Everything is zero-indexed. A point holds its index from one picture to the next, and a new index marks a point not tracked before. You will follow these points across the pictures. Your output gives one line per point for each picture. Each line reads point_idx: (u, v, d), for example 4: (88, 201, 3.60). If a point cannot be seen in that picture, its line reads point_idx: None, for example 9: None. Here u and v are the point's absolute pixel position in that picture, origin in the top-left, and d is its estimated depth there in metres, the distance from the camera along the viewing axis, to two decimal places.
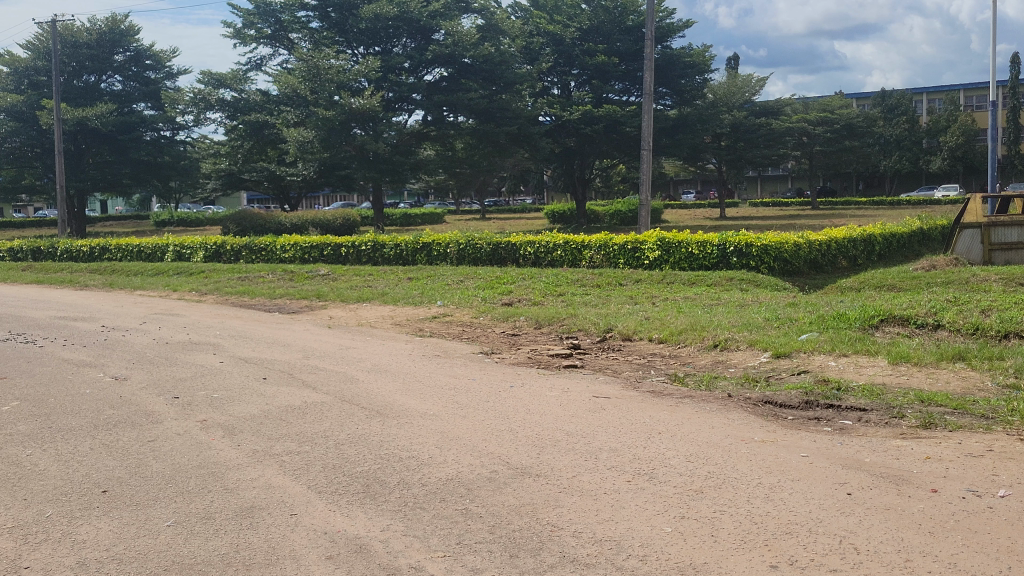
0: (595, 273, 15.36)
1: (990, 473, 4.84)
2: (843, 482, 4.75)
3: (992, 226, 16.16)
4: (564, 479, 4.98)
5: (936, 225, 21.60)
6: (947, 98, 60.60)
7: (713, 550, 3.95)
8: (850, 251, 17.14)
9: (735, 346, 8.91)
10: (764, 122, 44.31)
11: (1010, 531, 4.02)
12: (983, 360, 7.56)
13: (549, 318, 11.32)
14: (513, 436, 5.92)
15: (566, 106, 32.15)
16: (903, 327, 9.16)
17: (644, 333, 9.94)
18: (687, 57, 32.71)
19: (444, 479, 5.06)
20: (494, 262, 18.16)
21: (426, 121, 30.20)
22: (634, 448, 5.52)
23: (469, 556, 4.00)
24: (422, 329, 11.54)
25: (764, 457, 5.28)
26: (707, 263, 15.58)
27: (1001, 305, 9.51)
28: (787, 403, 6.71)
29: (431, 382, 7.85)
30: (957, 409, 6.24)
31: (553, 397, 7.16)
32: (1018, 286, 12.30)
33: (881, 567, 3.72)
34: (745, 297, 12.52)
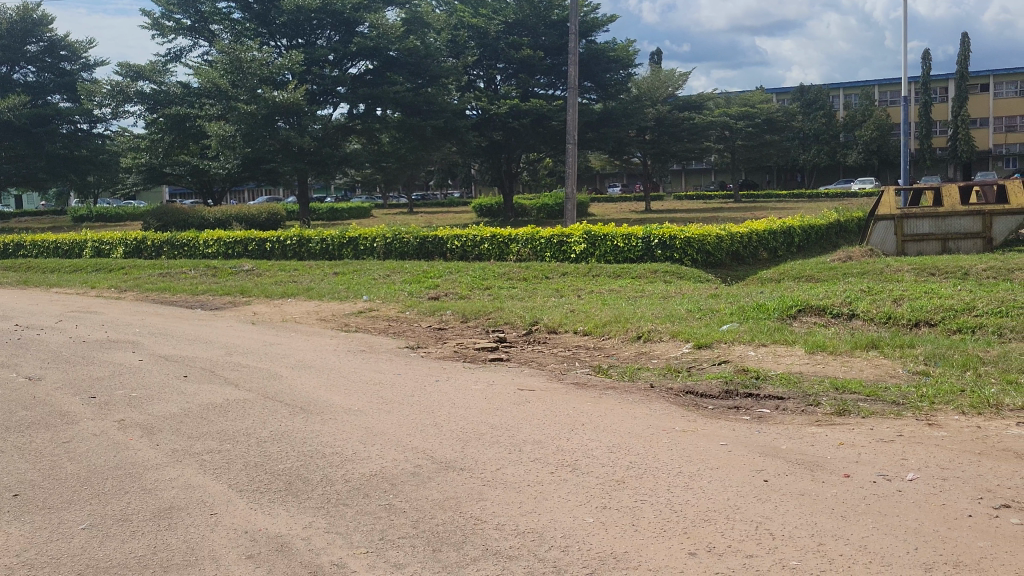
0: (521, 267, 15.36)
1: (899, 457, 4.99)
2: (760, 470, 4.85)
3: (904, 217, 16.63)
4: (487, 471, 4.99)
5: (852, 218, 22.16)
6: (863, 93, 62.16)
7: (634, 540, 3.99)
8: (770, 243, 17.49)
9: (658, 338, 9.02)
10: (688, 117, 44.92)
11: (918, 514, 4.14)
12: (895, 347, 7.79)
13: (475, 312, 11.30)
14: (437, 430, 5.90)
15: (493, 100, 32.18)
16: (819, 317, 9.38)
17: (569, 325, 10.01)
18: (611, 52, 33.00)
19: (367, 474, 5.03)
20: (421, 256, 18.07)
21: (352, 115, 29.91)
22: (558, 440, 5.56)
23: (392, 552, 3.98)
24: (348, 324, 11.43)
25: (684, 447, 5.35)
26: (631, 256, 15.75)
27: (913, 294, 9.81)
28: (707, 393, 6.82)
29: (356, 377, 7.79)
30: (870, 396, 6.41)
31: (477, 391, 7.17)
32: (930, 276, 12.68)
33: (796, 551, 3.80)
34: (669, 289, 12.70)
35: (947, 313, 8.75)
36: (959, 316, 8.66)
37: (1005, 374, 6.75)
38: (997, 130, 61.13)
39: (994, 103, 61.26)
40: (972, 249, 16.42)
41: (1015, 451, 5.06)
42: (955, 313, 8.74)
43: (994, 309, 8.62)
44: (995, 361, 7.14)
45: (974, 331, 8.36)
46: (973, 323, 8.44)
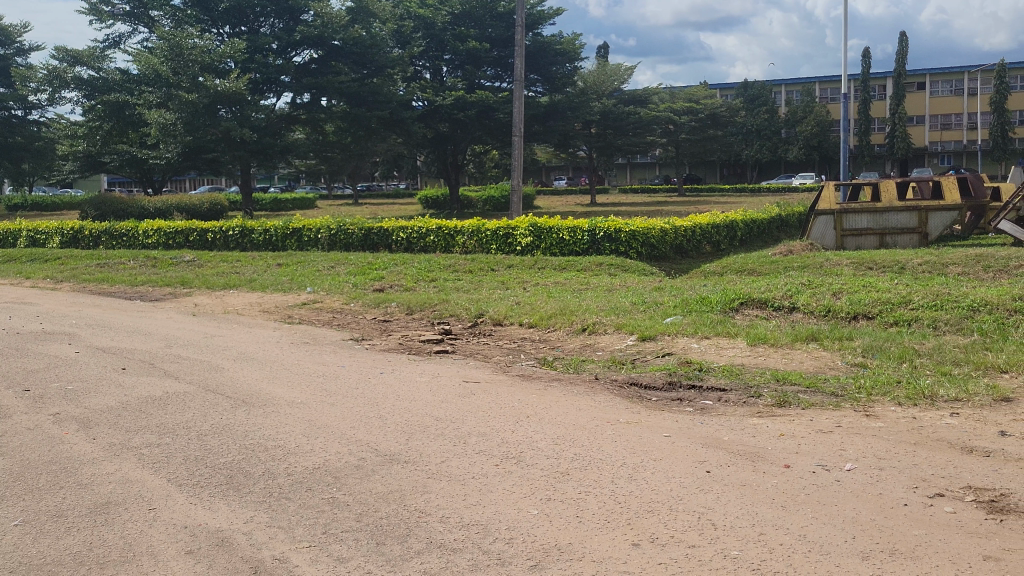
0: (467, 259, 15.32)
1: (838, 448, 5.08)
2: (702, 461, 4.91)
3: (843, 212, 16.93)
4: (432, 464, 4.97)
5: (793, 212, 22.49)
6: (804, 89, 63.14)
7: (578, 531, 4.01)
8: (713, 237, 17.70)
9: (602, 330, 9.07)
10: (633, 110, 45.21)
11: (856, 504, 4.22)
12: (834, 340, 7.93)
13: (420, 304, 11.25)
14: (382, 423, 5.86)
15: (439, 91, 32.06)
16: (761, 310, 9.52)
17: (514, 317, 10.01)
18: (557, 45, 33.10)
19: (311, 467, 4.98)
20: (366, 247, 17.96)
21: (296, 104, 29.54)
22: (502, 432, 5.56)
23: (335, 546, 3.95)
24: (291, 315, 11.30)
25: (628, 439, 5.38)
26: (577, 248, 15.78)
27: (852, 288, 9.98)
28: (650, 384, 6.87)
29: (300, 369, 7.70)
30: (809, 387, 6.52)
31: (422, 383, 7.14)
32: (868, 270, 12.94)
33: (738, 541, 3.84)
34: (613, 282, 12.77)
35: (884, 307, 8.93)
36: (895, 310, 8.85)
37: (940, 366, 6.91)
38: (933, 128, 62.58)
39: (930, 101, 62.68)
40: (908, 244, 16.76)
41: (950, 441, 5.18)
42: (892, 306, 8.92)
43: (930, 302, 8.81)
44: (931, 353, 7.30)
45: (910, 324, 8.55)
46: (908, 316, 8.63)
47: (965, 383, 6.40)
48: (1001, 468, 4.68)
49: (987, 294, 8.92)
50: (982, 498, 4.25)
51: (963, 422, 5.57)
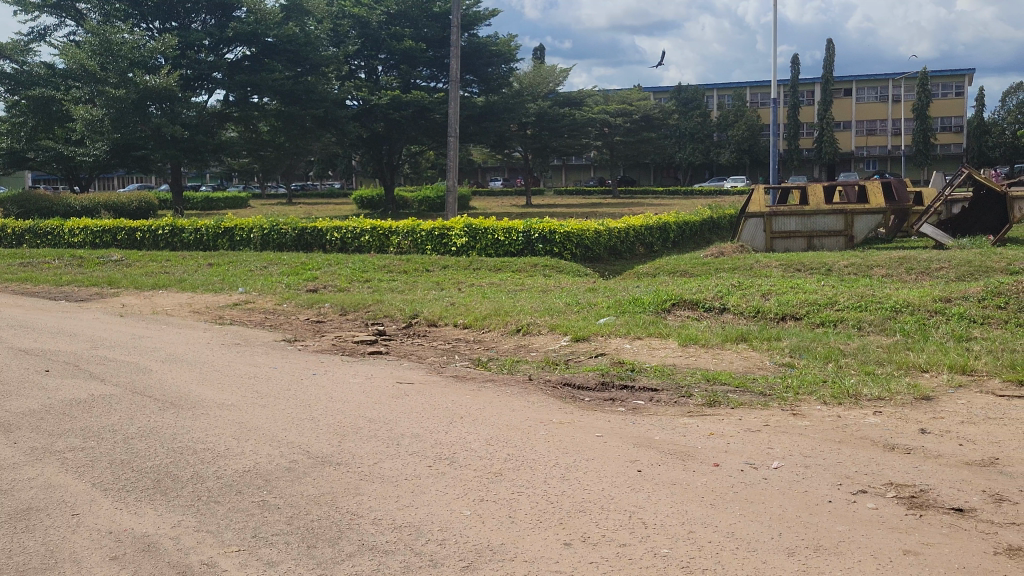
0: (401, 260, 15.27)
1: (766, 446, 5.18)
2: (634, 460, 4.96)
3: (773, 215, 17.19)
4: (365, 466, 4.94)
5: (725, 215, 22.82)
6: (736, 93, 64.16)
7: (510, 531, 4.02)
8: (646, 239, 17.90)
9: (536, 330, 9.12)
10: (568, 112, 45.51)
11: (782, 501, 4.31)
12: (762, 340, 8.09)
13: (354, 304, 11.18)
14: (315, 424, 5.81)
15: (374, 90, 31.89)
16: (692, 311, 9.64)
17: (449, 318, 9.99)
18: (493, 46, 33.16)
19: (241, 470, 4.91)
20: (299, 248, 17.76)
21: (228, 102, 29.04)
22: (436, 433, 5.54)
23: (265, 549, 3.90)
24: (222, 316, 11.14)
25: (561, 439, 5.41)
26: (512, 249, 15.83)
27: (780, 290, 10.17)
28: (584, 385, 6.92)
29: (230, 371, 7.57)
30: (739, 387, 6.64)
31: (356, 384, 7.09)
32: (796, 272, 13.20)
33: (668, 539, 3.89)
34: (548, 283, 12.84)
35: (811, 308, 9.12)
36: (822, 310, 9.05)
37: (864, 366, 7.08)
38: (859, 133, 64.10)
39: (856, 107, 64.20)
40: (835, 246, 17.22)
41: (873, 439, 5.32)
42: (819, 307, 9.12)
43: (855, 304, 9.03)
44: (855, 353, 7.48)
45: (836, 324, 8.74)
46: (835, 317, 8.83)
47: (888, 382, 6.58)
48: (921, 465, 4.82)
49: (910, 295, 9.17)
50: (902, 494, 4.38)
51: (886, 420, 5.72)
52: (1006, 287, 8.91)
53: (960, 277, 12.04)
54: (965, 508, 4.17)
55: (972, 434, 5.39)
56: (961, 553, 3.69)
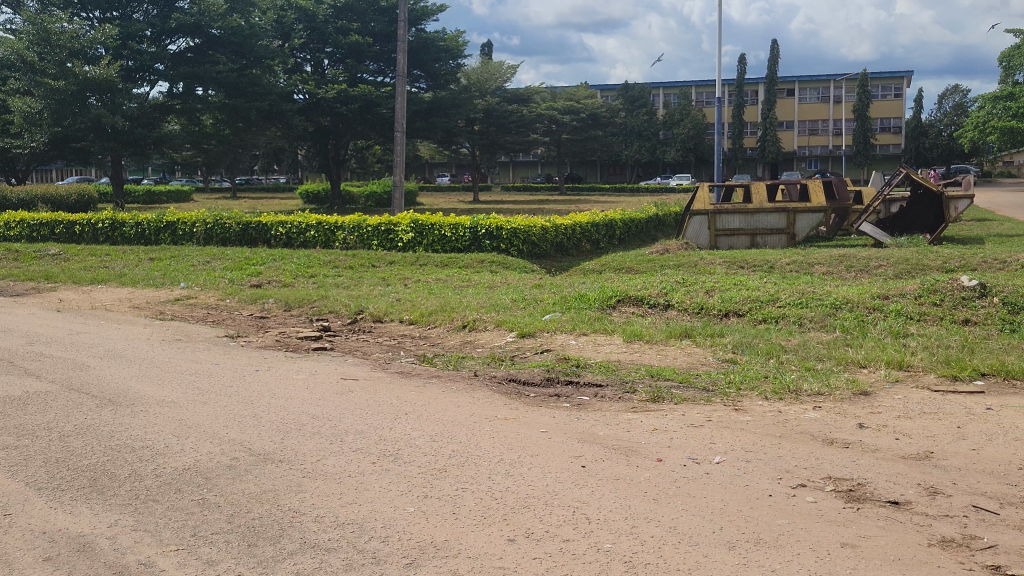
0: (347, 255, 15.13)
1: (709, 441, 5.23)
2: (577, 456, 4.97)
3: (718, 213, 17.34)
4: (308, 463, 4.89)
5: (670, 212, 23.01)
6: (682, 92, 64.75)
7: (454, 528, 4.01)
8: (592, 235, 17.98)
9: (482, 327, 9.10)
10: (515, 109, 45.57)
11: (724, 495, 4.36)
12: (705, 336, 8.18)
13: (299, 300, 11.07)
14: (258, 421, 5.73)
15: (320, 84, 31.59)
16: (637, 307, 9.71)
17: (395, 314, 9.95)
18: (440, 41, 33.03)
19: (181, 468, 4.83)
20: (243, 242, 17.52)
21: (171, 94, 28.51)
22: (380, 430, 5.50)
23: (204, 548, 3.83)
24: (163, 311, 10.95)
25: (506, 435, 5.40)
26: (459, 245, 15.83)
27: (724, 286, 10.29)
28: (529, 380, 6.93)
29: (171, 368, 7.43)
30: (682, 382, 6.70)
31: (300, 380, 7.02)
32: (740, 270, 13.35)
33: (611, 534, 3.91)
34: (495, 279, 12.83)
35: (753, 304, 9.24)
36: (764, 307, 9.17)
37: (804, 361, 7.19)
38: (802, 133, 65.13)
39: (799, 107, 65.18)
40: (777, 244, 17.47)
41: (813, 433, 5.41)
42: (760, 304, 9.25)
43: (796, 300, 9.18)
44: (797, 349, 7.60)
45: (777, 321, 8.87)
46: (776, 313, 8.96)
47: (828, 377, 6.69)
48: (859, 459, 4.91)
49: (850, 292, 9.32)
50: (840, 488, 4.45)
51: (825, 415, 5.82)
52: (941, 283, 9.09)
53: (898, 274, 12.30)
54: (901, 502, 4.26)
55: (907, 428, 5.50)
56: (895, 545, 3.77)
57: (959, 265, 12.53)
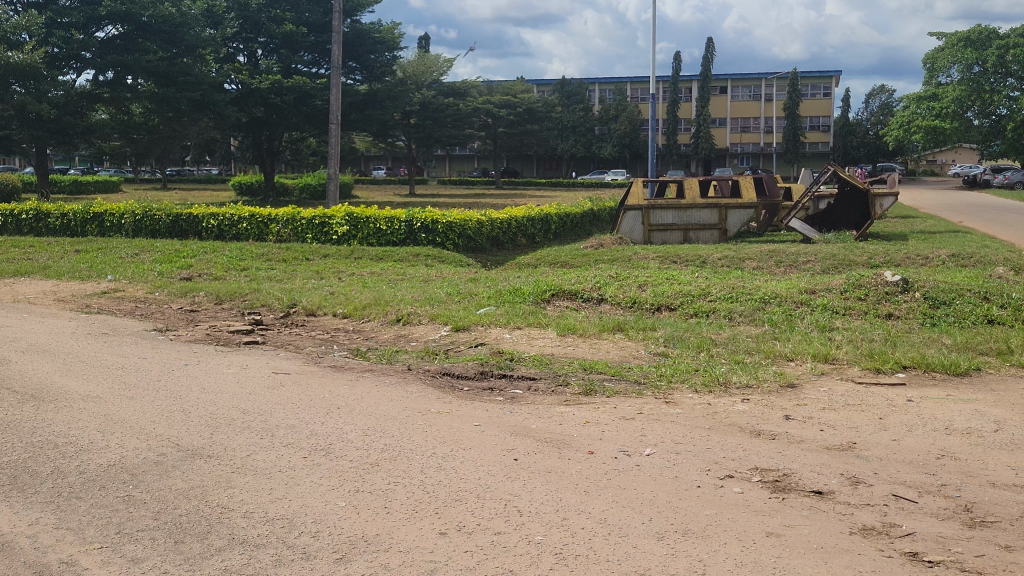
0: (281, 248, 14.94)
1: (639, 434, 5.28)
2: (510, 449, 4.98)
3: (651, 208, 17.54)
4: (237, 458, 4.82)
5: (605, 207, 23.16)
6: (617, 88, 65.19)
7: (385, 522, 3.99)
8: (528, 229, 18.03)
9: (416, 320, 9.07)
10: (451, 102, 45.46)
11: (653, 486, 4.41)
12: (638, 330, 8.27)
13: (230, 293, 10.91)
14: (186, 416, 5.64)
15: (253, 74, 31.12)
16: (571, 301, 9.76)
17: (328, 308, 9.85)
18: (376, 33, 32.77)
19: (105, 464, 4.73)
20: (174, 234, 17.17)
21: (99, 82, 27.77)
22: (312, 425, 5.45)
23: (129, 546, 3.76)
24: (89, 305, 10.67)
25: (438, 428, 5.40)
26: (394, 239, 15.79)
27: (656, 281, 10.40)
28: (463, 373, 6.93)
29: (96, 362, 7.26)
30: (614, 375, 6.77)
31: (230, 375, 6.92)
32: (672, 264, 13.50)
33: (542, 526, 3.93)
34: (430, 272, 12.78)
35: (685, 299, 9.36)
36: (695, 301, 9.30)
37: (734, 354, 7.31)
38: (734, 130, 66.12)
39: (731, 104, 66.14)
40: (710, 239, 17.70)
41: (740, 425, 5.50)
42: (692, 298, 9.38)
43: (726, 295, 9.32)
44: (726, 343, 7.72)
45: (708, 315, 9.00)
46: (707, 307, 9.09)
47: (756, 370, 6.82)
48: (785, 450, 5.01)
49: (778, 287, 9.51)
50: (767, 479, 4.54)
51: (752, 407, 5.93)
52: (866, 278, 9.31)
53: (825, 269, 12.58)
54: (824, 491, 4.36)
55: (831, 420, 5.64)
56: (819, 534, 3.85)
57: (883, 261, 12.84)
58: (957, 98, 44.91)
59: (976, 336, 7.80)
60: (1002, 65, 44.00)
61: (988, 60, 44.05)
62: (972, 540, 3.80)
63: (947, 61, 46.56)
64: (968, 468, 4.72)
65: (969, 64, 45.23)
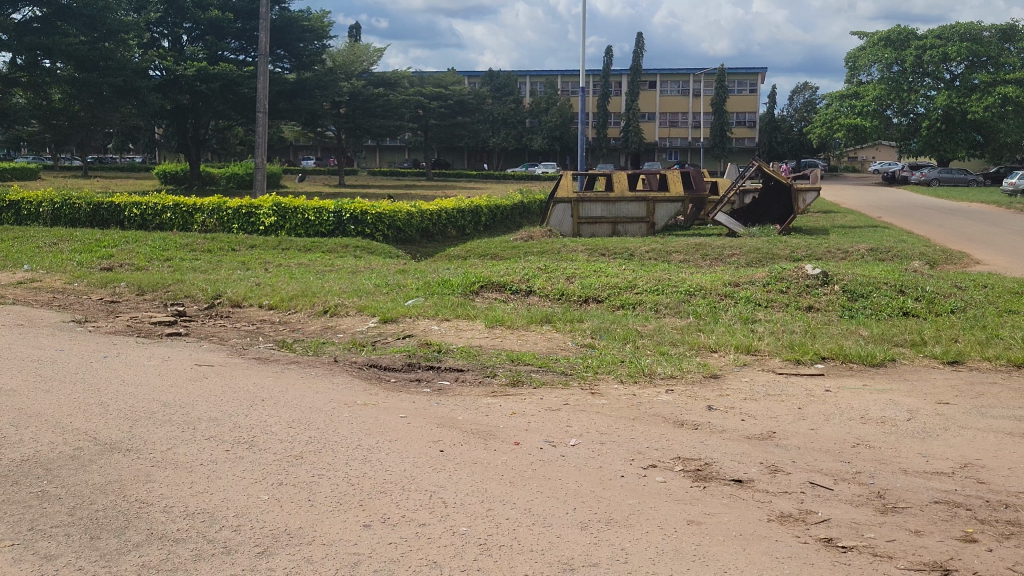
0: (205, 238, 14.67)
1: (564, 424, 5.32)
2: (436, 440, 4.97)
3: (580, 201, 17.63)
4: (157, 452, 4.71)
5: (535, 199, 23.22)
6: (548, 81, 65.41)
7: (309, 515, 3.95)
8: (458, 221, 17.99)
9: (344, 312, 8.98)
10: (381, 93, 45.14)
11: (577, 477, 4.44)
12: (565, 322, 8.32)
13: (152, 284, 10.68)
14: (104, 409, 5.50)
15: (179, 60, 30.43)
16: (500, 293, 9.77)
17: (254, 299, 9.71)
18: (305, 21, 32.33)
19: (19, 459, 4.58)
20: (95, 223, 16.70)
21: (15, 65, 26.81)
22: (235, 417, 5.36)
23: (42, 543, 3.65)
24: (3, 295, 10.33)
25: (364, 420, 5.36)
26: (323, 230, 15.66)
27: (583, 273, 10.46)
28: (390, 365, 6.89)
29: (10, 354, 7.02)
30: (541, 366, 6.80)
31: (150, 367, 6.76)
32: (601, 257, 13.61)
33: (466, 518, 3.93)
34: (358, 264, 12.67)
35: (612, 291, 9.45)
36: (622, 293, 9.39)
37: (659, 346, 7.40)
38: (662, 125, 66.92)
39: (660, 99, 66.89)
40: (637, 232, 17.92)
41: (665, 415, 5.58)
42: (619, 290, 9.46)
43: (652, 287, 9.43)
44: (652, 334, 7.82)
45: (635, 307, 9.09)
46: (633, 299, 9.18)
47: (680, 361, 6.91)
48: (707, 440, 5.09)
49: (703, 279, 9.64)
50: (689, 468, 4.61)
51: (676, 398, 6.01)
52: (788, 272, 9.51)
53: (749, 263, 12.81)
54: (744, 479, 4.44)
55: (752, 410, 5.75)
56: (739, 522, 3.92)
57: (805, 254, 13.14)
58: (876, 97, 46.10)
59: (892, 328, 8.03)
60: (920, 65, 45.37)
61: (907, 60, 45.36)
62: (883, 525, 3.91)
63: (868, 60, 47.80)
64: (881, 455, 4.85)
65: (888, 64, 46.50)
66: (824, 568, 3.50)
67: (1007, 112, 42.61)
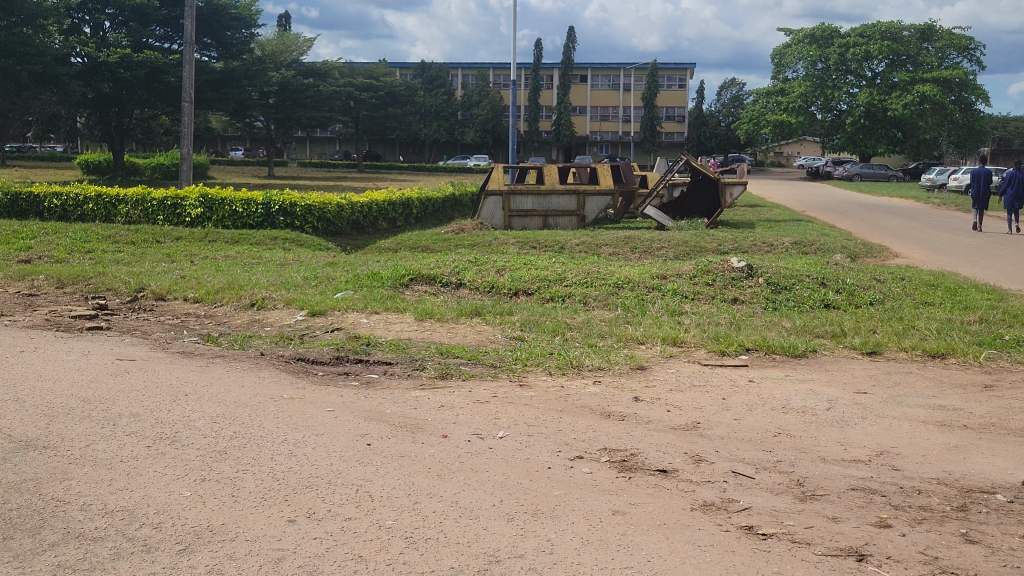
0: (129, 229, 14.32)
1: (492, 417, 5.32)
2: (363, 434, 4.93)
3: (511, 194, 17.62)
4: (75, 449, 4.59)
5: (466, 192, 23.19)
6: (480, 74, 65.31)
7: (233, 511, 3.89)
8: (389, 214, 17.87)
9: (271, 305, 8.87)
10: (311, 83, 44.57)
11: (505, 468, 4.45)
12: (495, 314, 8.33)
13: (73, 277, 10.39)
14: (19, 405, 5.34)
15: (101, 47, 29.62)
16: (430, 286, 9.74)
17: (178, 292, 9.52)
18: (232, 9, 31.72)
19: None
20: (11, 214, 16.19)
21: None
22: (157, 413, 5.25)
23: None
24: None
25: (291, 414, 5.31)
26: (251, 221, 15.42)
27: (514, 265, 10.48)
28: (318, 359, 6.82)
29: None
30: (470, 359, 6.80)
31: (70, 361, 6.58)
32: (532, 250, 13.64)
33: (392, 511, 3.91)
34: (286, 256, 12.50)
35: (542, 283, 9.49)
36: (552, 286, 9.44)
37: (587, 338, 7.45)
38: (594, 118, 67.34)
39: (591, 93, 67.29)
40: (568, 225, 18.02)
41: (592, 407, 5.62)
42: (549, 283, 9.51)
43: (581, 280, 9.49)
44: (580, 327, 7.87)
45: (564, 299, 9.14)
46: (563, 292, 9.23)
47: (608, 353, 6.98)
48: (633, 431, 5.14)
49: (631, 272, 9.73)
50: (614, 458, 4.65)
51: (604, 389, 6.06)
52: (714, 265, 9.64)
53: (678, 256, 12.97)
54: (668, 469, 4.50)
55: (677, 400, 5.83)
56: (662, 511, 3.98)
57: (731, 248, 13.34)
58: (802, 93, 46.93)
59: (813, 319, 8.22)
60: (843, 62, 46.54)
61: (831, 57, 46.56)
62: (802, 512, 4.00)
63: (793, 58, 48.78)
64: (802, 444, 4.95)
65: (813, 61, 47.50)
66: (745, 554, 3.57)
67: (926, 110, 43.72)
